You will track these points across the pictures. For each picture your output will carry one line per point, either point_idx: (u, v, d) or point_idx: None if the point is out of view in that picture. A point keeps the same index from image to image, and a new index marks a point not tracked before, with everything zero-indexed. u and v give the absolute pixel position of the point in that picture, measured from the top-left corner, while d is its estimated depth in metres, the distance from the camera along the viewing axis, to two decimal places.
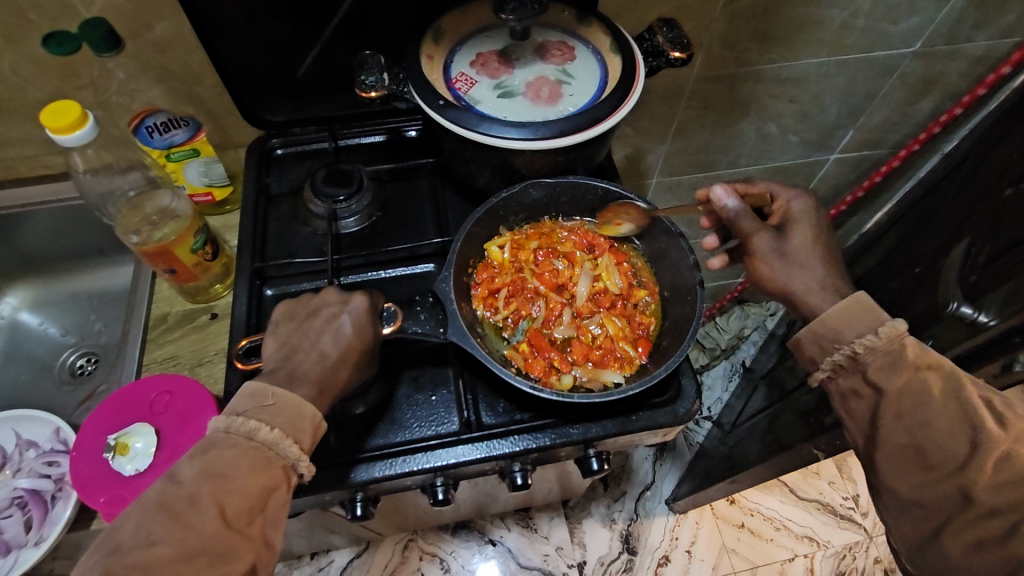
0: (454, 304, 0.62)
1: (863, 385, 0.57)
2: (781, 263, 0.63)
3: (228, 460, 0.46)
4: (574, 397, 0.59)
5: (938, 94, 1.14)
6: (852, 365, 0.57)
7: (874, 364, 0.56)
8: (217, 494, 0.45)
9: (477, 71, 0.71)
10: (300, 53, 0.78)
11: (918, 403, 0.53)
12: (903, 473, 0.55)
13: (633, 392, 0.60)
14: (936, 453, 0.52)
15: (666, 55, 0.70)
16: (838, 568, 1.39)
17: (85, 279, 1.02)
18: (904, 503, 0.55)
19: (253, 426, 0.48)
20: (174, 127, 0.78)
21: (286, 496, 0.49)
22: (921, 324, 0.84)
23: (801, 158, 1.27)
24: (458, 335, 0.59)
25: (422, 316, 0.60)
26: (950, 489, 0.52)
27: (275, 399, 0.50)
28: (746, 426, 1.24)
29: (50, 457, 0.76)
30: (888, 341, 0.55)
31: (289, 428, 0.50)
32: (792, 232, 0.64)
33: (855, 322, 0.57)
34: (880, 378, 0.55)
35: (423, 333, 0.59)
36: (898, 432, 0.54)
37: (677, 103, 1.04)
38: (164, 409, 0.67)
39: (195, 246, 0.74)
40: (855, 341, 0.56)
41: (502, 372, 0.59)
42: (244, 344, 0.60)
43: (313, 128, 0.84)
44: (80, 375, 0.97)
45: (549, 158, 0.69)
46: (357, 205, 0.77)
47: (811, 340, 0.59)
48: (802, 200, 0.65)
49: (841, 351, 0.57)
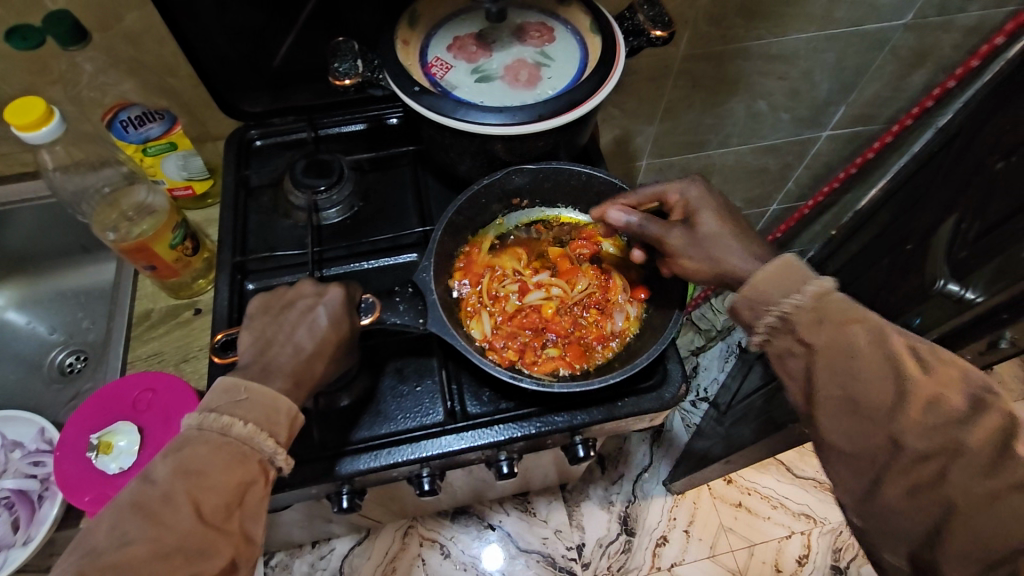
0: (435, 295, 0.60)
1: (796, 344, 0.53)
2: (699, 251, 0.60)
3: (202, 457, 0.46)
4: (554, 387, 0.59)
5: (930, 66, 1.12)
6: (785, 329, 0.54)
7: (803, 322, 0.52)
8: (192, 491, 0.44)
9: (454, 55, 0.69)
10: (276, 40, 0.76)
11: (845, 355, 0.50)
12: (847, 425, 0.51)
13: (615, 379, 0.60)
14: (875, 398, 0.49)
15: (647, 34, 0.69)
16: (835, 545, 1.40)
17: (70, 277, 1.01)
18: (840, 455, 0.52)
19: (227, 422, 0.47)
20: (148, 120, 0.76)
21: (266, 490, 0.49)
22: (912, 302, 0.83)
23: (792, 136, 1.26)
24: (438, 325, 0.59)
25: (401, 307, 0.59)
26: (879, 435, 0.49)
27: (248, 394, 0.50)
28: (743, 406, 1.26)
29: (36, 457, 0.76)
30: (818, 299, 0.53)
31: (263, 421, 0.49)
32: (699, 218, 0.62)
33: (788, 281, 0.54)
34: (811, 337, 0.52)
35: (402, 324, 0.59)
36: (832, 384, 0.51)
37: (664, 83, 1.03)
38: (147, 406, 0.67)
39: (174, 241, 0.73)
40: (785, 302, 0.54)
41: (481, 361, 0.59)
42: (221, 336, 0.59)
43: (292, 118, 0.83)
44: (69, 372, 0.97)
45: (530, 142, 0.67)
46: (338, 195, 0.76)
47: (745, 304, 0.56)
48: (693, 186, 0.64)
49: (773, 313, 0.54)
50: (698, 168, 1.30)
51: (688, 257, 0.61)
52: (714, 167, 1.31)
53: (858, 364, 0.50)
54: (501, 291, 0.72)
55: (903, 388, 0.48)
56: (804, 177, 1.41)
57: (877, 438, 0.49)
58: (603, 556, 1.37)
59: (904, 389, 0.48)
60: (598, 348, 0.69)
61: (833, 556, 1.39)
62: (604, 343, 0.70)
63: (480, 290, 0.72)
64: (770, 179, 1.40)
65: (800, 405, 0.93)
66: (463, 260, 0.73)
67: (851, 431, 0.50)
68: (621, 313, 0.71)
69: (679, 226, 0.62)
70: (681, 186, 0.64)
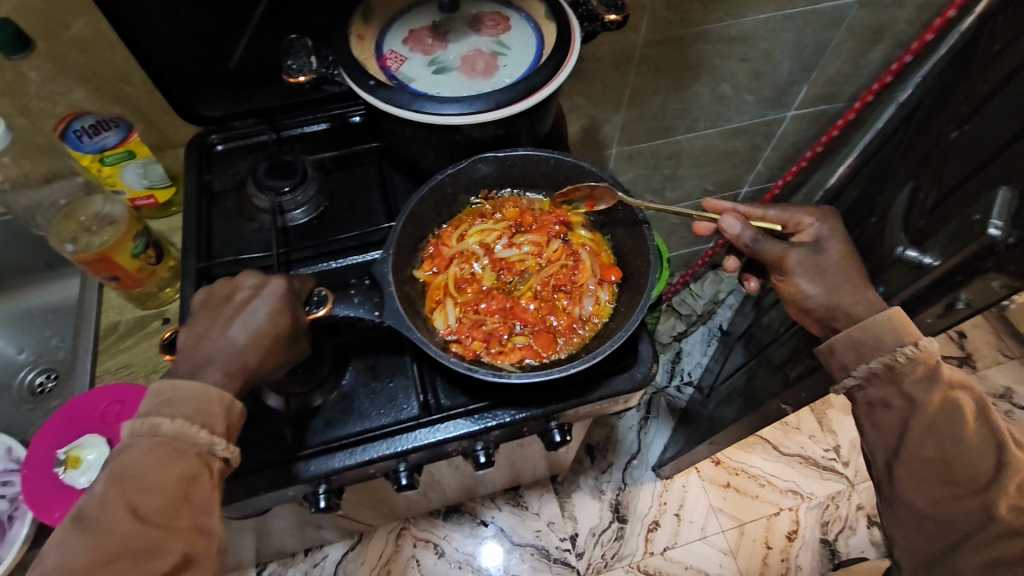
0: (392, 286, 0.60)
1: (895, 397, 0.63)
2: (818, 282, 0.68)
3: (135, 461, 0.47)
4: (512, 376, 0.58)
5: (887, 43, 1.14)
6: (887, 378, 0.63)
7: (910, 377, 0.62)
8: (129, 494, 0.46)
9: (409, 48, 0.68)
10: (229, 41, 0.75)
11: (947, 422, 0.60)
12: (923, 487, 0.62)
13: (575, 368, 0.59)
14: (961, 466, 0.59)
15: (601, 19, 0.69)
16: (823, 518, 1.42)
17: (35, 295, 0.99)
18: (920, 518, 0.63)
19: (154, 422, 0.48)
20: (103, 129, 0.75)
21: (213, 481, 0.50)
22: (875, 272, 0.85)
23: (758, 117, 1.27)
24: (394, 317, 0.58)
25: (356, 300, 0.59)
26: (973, 505, 0.59)
27: (176, 392, 0.50)
28: (725, 386, 1.28)
29: (4, 477, 0.74)
30: (924, 356, 0.61)
31: (193, 415, 0.50)
32: (824, 250, 0.69)
33: (899, 335, 0.63)
34: (915, 392, 0.61)
35: (357, 316, 0.58)
36: (927, 446, 0.61)
37: (627, 70, 1.03)
38: (115, 419, 0.66)
39: (136, 250, 0.72)
40: (896, 351, 0.62)
41: (438, 354, 0.58)
42: (169, 333, 0.58)
43: (252, 121, 0.82)
44: (40, 393, 0.95)
45: (489, 132, 0.67)
46: (303, 195, 0.76)
47: (848, 346, 0.65)
48: (827, 223, 0.71)
49: (879, 359, 0.63)
50: (668, 154, 1.31)
51: (803, 280, 0.68)
52: (685, 152, 1.33)
53: (956, 432, 0.59)
54: (465, 283, 0.72)
55: (1000, 464, 0.58)
56: (773, 158, 1.44)
57: (968, 507, 0.59)
58: (597, 544, 1.38)
59: (1002, 465, 0.58)
60: (566, 335, 0.69)
61: (822, 529, 1.41)
62: (574, 329, 0.70)
63: (442, 281, 0.71)
64: (740, 162, 1.42)
65: (778, 380, 0.94)
66: (430, 249, 0.73)
67: (932, 496, 0.62)
68: (591, 296, 0.71)
69: (802, 250, 0.69)
70: (816, 216, 0.72)
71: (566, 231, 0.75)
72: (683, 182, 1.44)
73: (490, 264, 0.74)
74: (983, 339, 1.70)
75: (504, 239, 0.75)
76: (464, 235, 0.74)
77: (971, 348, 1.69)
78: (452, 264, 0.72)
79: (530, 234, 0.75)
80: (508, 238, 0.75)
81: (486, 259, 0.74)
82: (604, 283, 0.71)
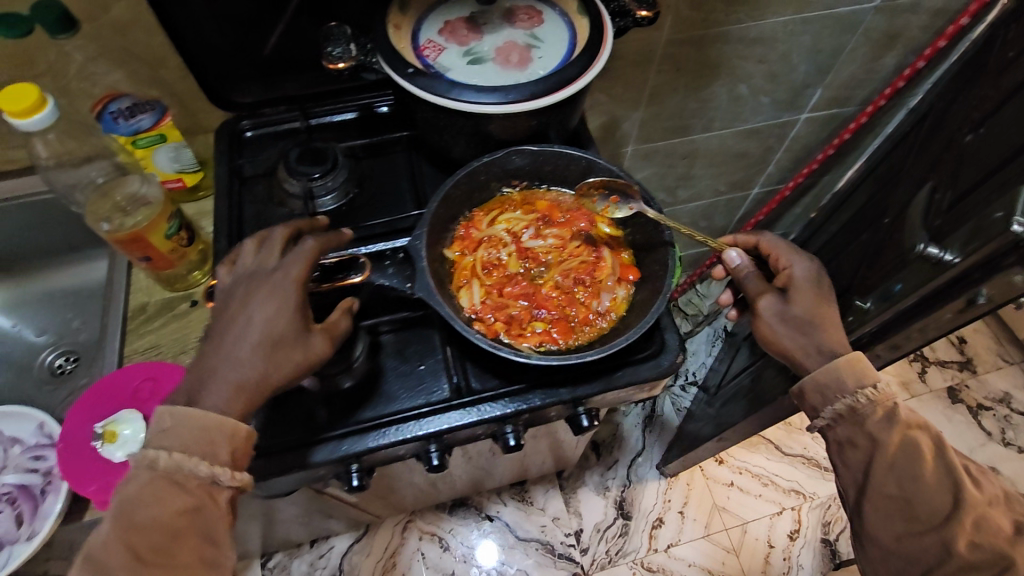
0: (424, 261, 0.62)
1: (860, 437, 0.66)
2: (783, 326, 0.69)
3: (142, 492, 0.51)
4: (531, 357, 0.60)
5: (900, 49, 1.16)
6: (851, 419, 0.66)
7: (873, 419, 0.65)
8: (139, 523, 0.50)
9: (446, 38, 0.70)
10: (266, 29, 0.76)
11: (908, 460, 0.64)
12: (888, 522, 0.65)
13: (592, 356, 0.61)
14: (921, 502, 0.63)
15: (633, 15, 0.71)
16: (825, 518, 1.43)
17: (58, 278, 1.00)
18: (886, 552, 0.65)
19: (153, 456, 0.51)
20: (139, 112, 0.75)
21: (218, 505, 0.53)
22: (890, 269, 0.86)
23: (772, 119, 1.29)
24: (424, 290, 0.60)
25: (389, 272, 0.67)
26: (935, 541, 0.62)
27: (173, 422, 0.52)
28: (732, 385, 1.29)
29: (37, 452, 0.75)
30: (881, 392, 0.65)
31: (192, 446, 0.51)
32: (794, 295, 0.70)
33: (859, 377, 0.65)
34: (877, 432, 0.65)
35: (388, 285, 0.66)
36: (889, 483, 0.64)
37: (649, 68, 1.05)
38: (149, 395, 0.67)
39: (169, 232, 0.73)
40: (858, 394, 0.65)
41: (463, 328, 0.59)
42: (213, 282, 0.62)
43: (283, 108, 0.83)
44: (60, 374, 0.96)
45: (522, 122, 0.68)
46: (333, 182, 0.77)
47: (814, 388, 0.67)
48: (806, 269, 0.72)
49: (843, 401, 0.66)
50: (683, 154, 1.33)
51: (770, 323, 0.69)
52: (699, 152, 1.34)
53: (916, 470, 0.63)
54: (489, 265, 0.72)
55: (958, 502, 0.62)
56: (784, 160, 1.45)
57: (931, 542, 0.62)
58: (602, 540, 1.40)
59: (959, 503, 0.62)
60: (584, 327, 0.69)
61: (823, 529, 1.42)
62: (592, 322, 0.69)
63: (469, 261, 0.72)
64: (751, 163, 1.44)
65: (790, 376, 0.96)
66: (461, 232, 0.73)
67: (896, 529, 0.65)
68: (610, 290, 0.71)
69: (776, 294, 0.71)
70: (799, 262, 0.73)
71: (591, 226, 0.76)
72: (696, 182, 1.46)
73: (513, 251, 0.74)
74: (984, 345, 1.72)
75: (530, 228, 0.75)
76: (492, 220, 0.75)
77: (971, 354, 1.71)
78: (479, 246, 0.73)
79: (556, 230, 0.75)
80: (534, 227, 0.76)
81: (510, 245, 0.74)
82: (624, 280, 0.71)
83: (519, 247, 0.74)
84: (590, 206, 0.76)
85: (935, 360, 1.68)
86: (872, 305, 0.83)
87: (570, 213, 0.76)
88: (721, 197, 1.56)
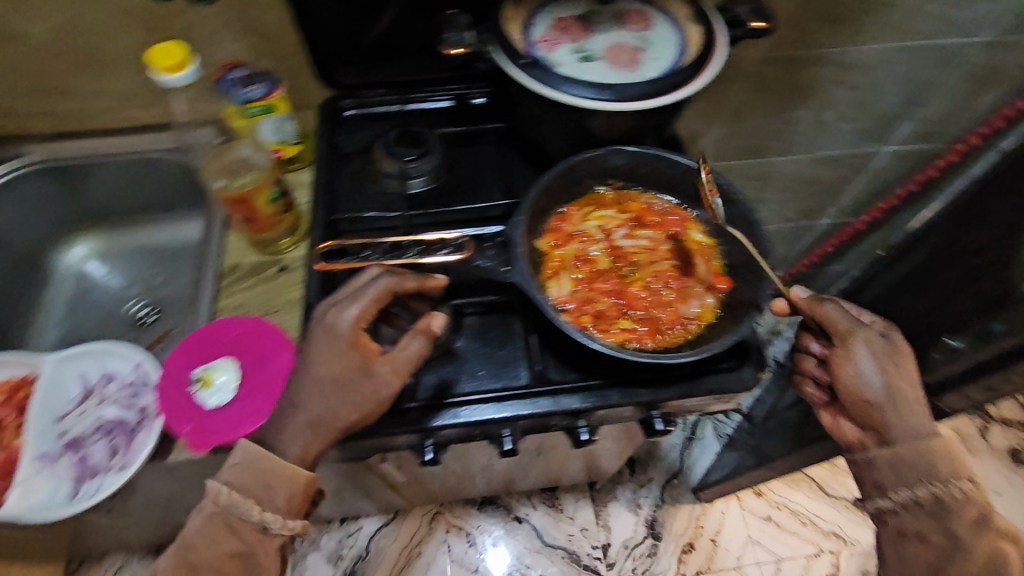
0: (522, 247, 0.64)
1: (935, 531, 0.64)
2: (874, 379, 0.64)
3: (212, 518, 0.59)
4: (624, 352, 0.60)
5: (1002, 87, 1.11)
6: (932, 511, 0.64)
7: (958, 516, 0.63)
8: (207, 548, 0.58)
9: (557, 35, 0.71)
10: (379, 14, 0.79)
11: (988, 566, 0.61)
12: None
13: (684, 359, 0.60)
14: None
15: (745, 26, 0.70)
16: (863, 568, 1.38)
17: (149, 235, 1.06)
18: None
19: (221, 492, 0.58)
20: (253, 82, 0.79)
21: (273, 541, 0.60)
22: (982, 310, 0.82)
23: (854, 148, 1.26)
24: (521, 276, 0.62)
25: (490, 253, 0.74)
26: None
27: (243, 463, 0.59)
28: (777, 421, 1.23)
29: (136, 389, 0.79)
30: (969, 493, 0.63)
31: (254, 491, 0.58)
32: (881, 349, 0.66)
33: (953, 466, 0.63)
34: (959, 530, 0.62)
35: (488, 266, 0.72)
36: None
37: (736, 84, 1.04)
38: (242, 347, 0.74)
39: (272, 197, 0.77)
40: (947, 488, 0.63)
41: (556, 317, 0.60)
42: (328, 245, 0.68)
43: (383, 92, 0.86)
44: (142, 324, 0.99)
45: (624, 121, 0.69)
46: (427, 164, 0.78)
47: (891, 465, 0.64)
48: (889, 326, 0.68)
49: (922, 488, 0.63)
50: (756, 175, 1.31)
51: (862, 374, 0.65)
52: (773, 175, 1.32)
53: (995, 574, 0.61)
54: (580, 260, 0.72)
55: None
56: (858, 192, 1.39)
57: None
58: (629, 557, 1.37)
59: None
60: (671, 330, 0.68)
61: None
62: (680, 327, 0.69)
63: (558, 253, 0.72)
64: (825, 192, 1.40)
65: None
66: (553, 224, 0.74)
67: None
68: (699, 298, 0.70)
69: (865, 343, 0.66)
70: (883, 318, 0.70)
71: (681, 232, 0.75)
72: (765, 205, 1.43)
73: (604, 249, 0.74)
74: None
75: (623, 228, 0.75)
76: (584, 216, 0.75)
77: None
78: (569, 241, 0.74)
79: (649, 232, 0.75)
80: (627, 227, 0.75)
81: (601, 242, 0.74)
82: (715, 288, 0.71)
83: (610, 245, 0.74)
84: (682, 213, 0.76)
85: (998, 418, 1.59)
86: (961, 344, 0.79)
87: (661, 216, 0.76)
88: (789, 224, 1.53)
